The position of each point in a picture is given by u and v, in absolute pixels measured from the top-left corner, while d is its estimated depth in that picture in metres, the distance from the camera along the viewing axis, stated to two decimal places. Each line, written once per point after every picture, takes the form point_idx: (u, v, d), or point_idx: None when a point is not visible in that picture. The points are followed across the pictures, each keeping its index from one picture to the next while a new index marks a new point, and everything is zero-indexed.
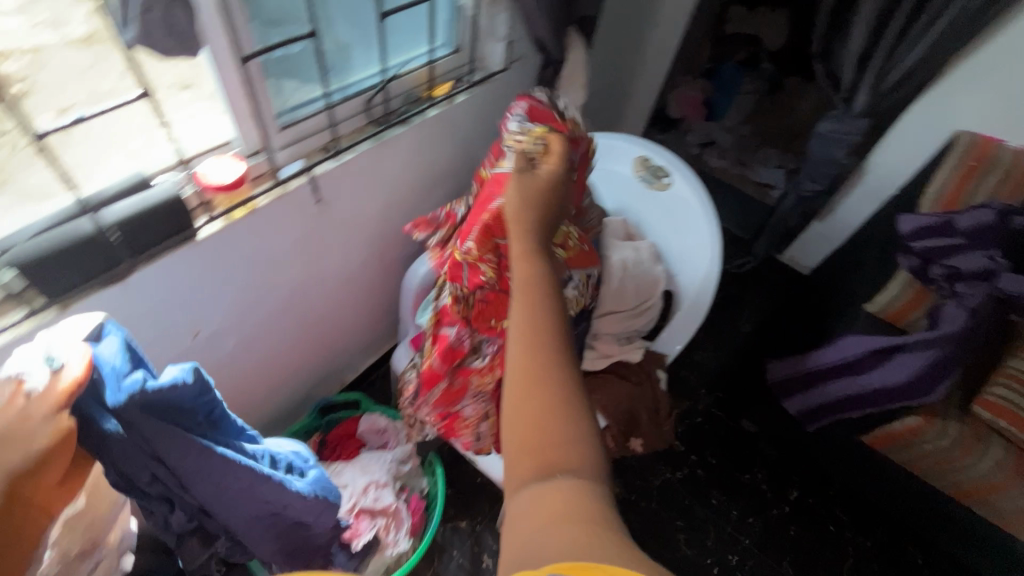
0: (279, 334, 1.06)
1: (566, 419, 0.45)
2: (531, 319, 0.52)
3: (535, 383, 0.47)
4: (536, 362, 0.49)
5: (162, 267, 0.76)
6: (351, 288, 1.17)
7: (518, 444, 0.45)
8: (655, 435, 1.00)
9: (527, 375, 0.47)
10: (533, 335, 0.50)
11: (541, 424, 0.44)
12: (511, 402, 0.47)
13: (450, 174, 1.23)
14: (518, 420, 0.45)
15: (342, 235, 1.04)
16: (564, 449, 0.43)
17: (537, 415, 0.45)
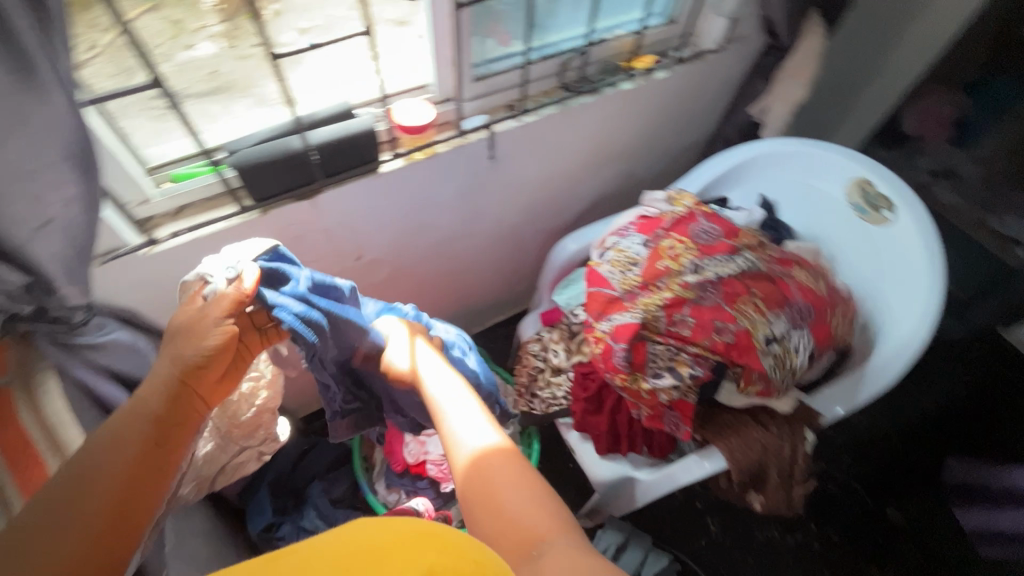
0: (425, 274, 1.12)
1: (530, 501, 0.59)
2: (481, 457, 0.63)
3: (503, 502, 0.59)
4: (499, 485, 0.61)
5: (344, 192, 0.82)
6: (499, 247, 1.18)
7: (497, 543, 0.57)
8: (779, 500, 0.86)
9: (498, 493, 0.60)
10: (485, 465, 0.63)
11: (517, 526, 0.57)
12: (489, 530, 0.58)
13: (624, 153, 1.16)
14: (499, 537, 0.57)
15: (504, 196, 1.04)
16: (536, 526, 0.56)
17: (504, 511, 0.58)
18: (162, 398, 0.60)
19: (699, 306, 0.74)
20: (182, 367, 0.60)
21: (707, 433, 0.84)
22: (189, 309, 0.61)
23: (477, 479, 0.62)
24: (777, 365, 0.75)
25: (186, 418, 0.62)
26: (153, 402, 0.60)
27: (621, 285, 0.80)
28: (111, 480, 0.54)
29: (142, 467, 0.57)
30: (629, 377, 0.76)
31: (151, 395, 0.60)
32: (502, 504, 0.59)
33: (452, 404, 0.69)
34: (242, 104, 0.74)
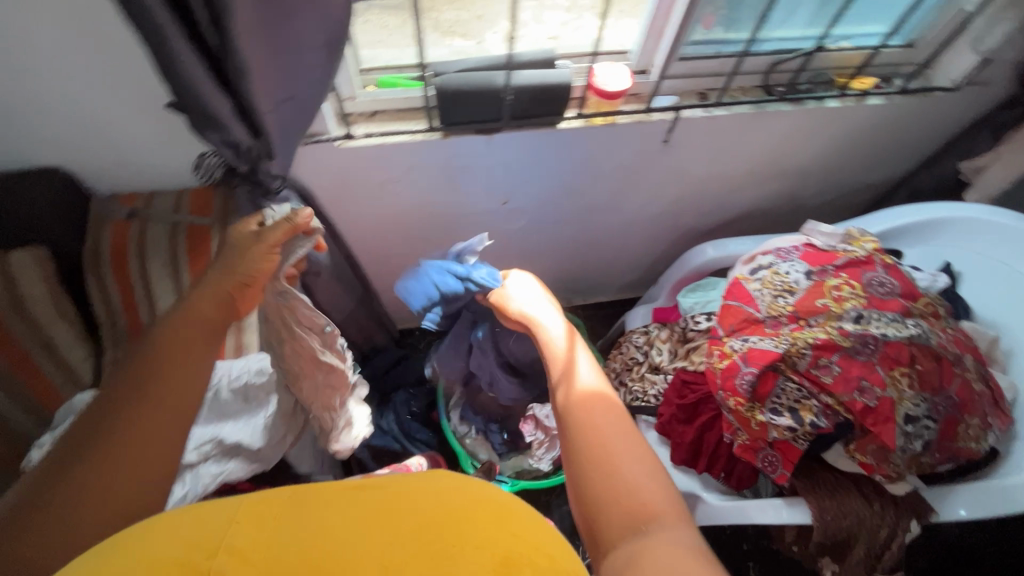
0: (555, 237, 1.13)
1: (645, 471, 0.50)
2: (603, 415, 0.56)
3: (619, 454, 0.51)
4: (610, 443, 0.52)
5: (519, 137, 0.84)
6: (632, 231, 1.16)
7: (600, 485, 0.50)
8: None
9: (608, 450, 0.52)
10: (608, 421, 0.55)
11: (625, 490, 0.48)
12: (597, 487, 0.50)
13: (796, 173, 1.08)
14: (601, 501, 0.49)
15: (658, 182, 1.02)
16: (651, 500, 0.47)
17: (614, 462, 0.51)
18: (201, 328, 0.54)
19: (847, 356, 0.70)
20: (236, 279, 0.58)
21: (803, 484, 0.80)
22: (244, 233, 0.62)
23: (596, 428, 0.55)
24: (905, 448, 0.71)
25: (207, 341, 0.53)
26: (205, 309, 0.55)
27: (767, 308, 0.77)
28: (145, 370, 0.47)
29: (178, 364, 0.49)
30: (747, 403, 0.74)
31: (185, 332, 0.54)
32: (615, 463, 0.51)
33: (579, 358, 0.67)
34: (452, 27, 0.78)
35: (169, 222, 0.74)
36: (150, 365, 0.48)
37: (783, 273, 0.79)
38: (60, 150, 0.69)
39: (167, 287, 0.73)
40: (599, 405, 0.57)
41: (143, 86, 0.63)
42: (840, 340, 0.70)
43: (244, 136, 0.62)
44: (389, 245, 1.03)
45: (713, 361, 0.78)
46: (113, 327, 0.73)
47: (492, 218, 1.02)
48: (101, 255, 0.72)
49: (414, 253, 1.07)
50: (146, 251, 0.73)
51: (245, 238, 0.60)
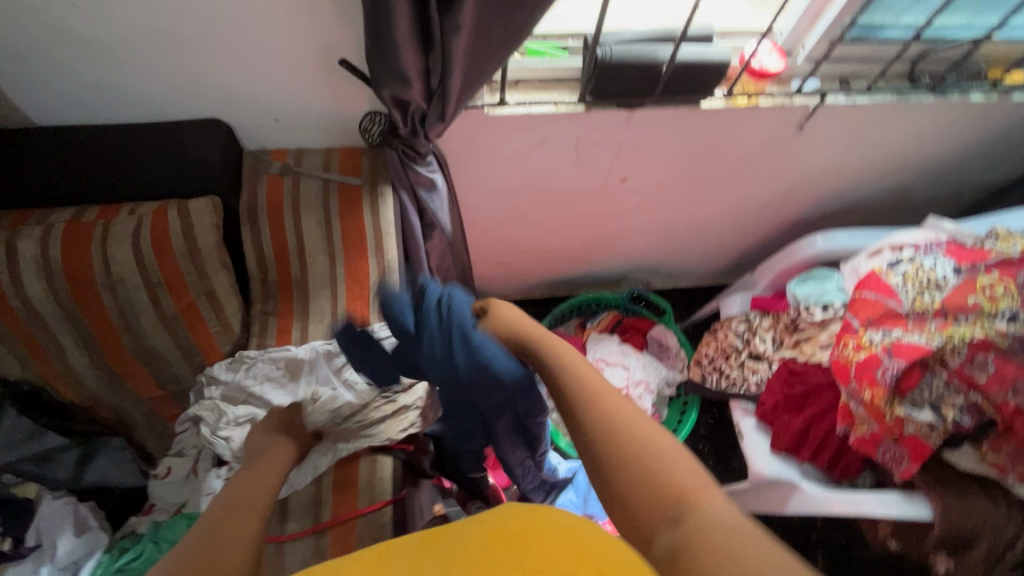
0: (659, 221, 1.11)
1: (664, 439, 0.38)
2: (587, 383, 0.44)
3: (627, 418, 0.40)
4: (606, 405, 0.41)
5: (661, 114, 0.82)
6: (736, 220, 1.14)
7: (605, 460, 0.38)
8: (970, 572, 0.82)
9: (605, 414, 0.40)
10: (602, 387, 0.43)
11: (635, 468, 0.36)
12: (603, 469, 0.38)
13: (916, 169, 1.05)
14: (614, 479, 0.37)
15: (778, 169, 1.00)
16: (682, 474, 0.35)
17: (619, 436, 0.38)
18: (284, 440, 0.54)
19: (1004, 356, 0.69)
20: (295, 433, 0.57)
21: (924, 480, 0.80)
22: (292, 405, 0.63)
23: (580, 399, 0.43)
24: None
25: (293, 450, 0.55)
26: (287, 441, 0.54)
27: (911, 303, 0.78)
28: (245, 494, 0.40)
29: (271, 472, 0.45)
30: (886, 396, 0.74)
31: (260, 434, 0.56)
32: (612, 419, 0.40)
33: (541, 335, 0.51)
34: None
35: (320, 179, 0.75)
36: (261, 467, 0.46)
37: (928, 270, 0.79)
38: (223, 100, 0.69)
39: (319, 243, 0.74)
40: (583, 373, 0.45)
41: (325, 40, 0.63)
42: (998, 340, 0.69)
43: (422, 96, 0.62)
44: (498, 219, 1.03)
45: (848, 352, 0.79)
46: (263, 280, 0.75)
47: (603, 197, 1.01)
48: (258, 207, 0.73)
49: (519, 229, 1.07)
50: (301, 207, 0.74)
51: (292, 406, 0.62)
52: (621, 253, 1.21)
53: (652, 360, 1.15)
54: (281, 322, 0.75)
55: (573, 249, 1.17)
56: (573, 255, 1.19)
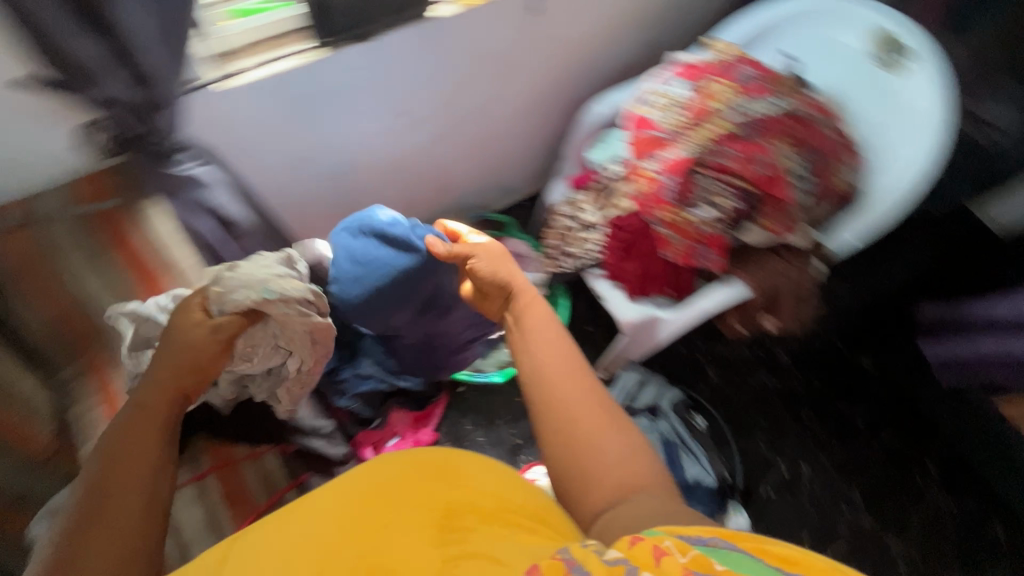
0: (459, 144, 1.16)
1: (617, 437, 0.64)
2: (570, 388, 0.67)
3: (596, 419, 0.65)
4: (579, 412, 0.65)
5: (397, 37, 0.85)
6: (529, 118, 1.22)
7: (578, 449, 0.63)
8: (790, 319, 1.00)
9: (584, 414, 0.65)
10: (577, 392, 0.67)
11: (604, 462, 0.62)
12: (578, 456, 0.63)
13: (650, 21, 1.19)
14: (584, 466, 0.62)
15: (537, 59, 1.08)
16: (631, 467, 0.61)
17: (594, 437, 0.63)
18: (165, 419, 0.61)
19: (740, 141, 0.86)
20: (163, 379, 0.64)
21: (735, 265, 0.96)
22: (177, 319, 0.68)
23: (564, 398, 0.66)
24: (799, 200, 0.88)
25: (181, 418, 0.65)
26: (157, 402, 0.62)
27: (668, 127, 0.91)
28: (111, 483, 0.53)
29: (137, 450, 0.56)
30: (675, 207, 0.88)
31: (154, 387, 0.62)
32: (581, 425, 0.64)
33: (539, 338, 0.74)
34: None
35: (74, 215, 0.70)
36: (119, 446, 0.56)
37: (672, 95, 0.93)
38: None
39: (99, 279, 0.71)
40: (565, 378, 0.68)
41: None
42: (731, 131, 0.86)
43: (129, 87, 0.60)
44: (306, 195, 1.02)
45: (639, 186, 0.92)
46: (56, 340, 0.70)
47: (396, 137, 1.04)
48: (11, 267, 0.67)
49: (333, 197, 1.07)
50: (60, 250, 0.69)
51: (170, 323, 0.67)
52: (444, 187, 1.25)
53: None
54: (100, 375, 0.72)
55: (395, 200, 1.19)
56: (401, 205, 1.21)
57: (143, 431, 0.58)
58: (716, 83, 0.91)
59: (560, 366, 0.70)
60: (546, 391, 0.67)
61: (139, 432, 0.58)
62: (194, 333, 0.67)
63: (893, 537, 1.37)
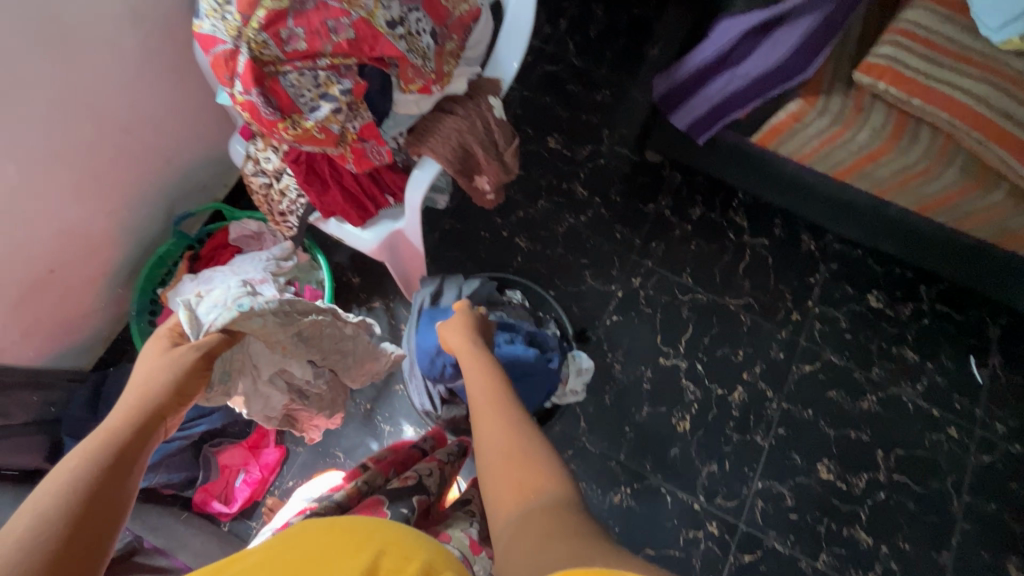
0: (83, 156, 0.97)
1: (524, 447, 0.57)
2: (489, 405, 0.65)
3: (503, 427, 0.60)
4: (491, 423, 0.62)
5: None
6: (155, 87, 1.02)
7: (488, 463, 0.58)
8: (498, 171, 0.90)
9: (500, 425, 0.61)
10: (495, 406, 0.64)
11: (511, 472, 0.55)
12: (487, 465, 0.57)
13: None
14: (488, 477, 0.57)
15: (87, 16, 0.86)
16: (535, 471, 0.54)
17: (501, 445, 0.58)
18: (106, 454, 0.57)
19: (297, 15, 0.69)
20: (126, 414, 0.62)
21: (416, 147, 0.86)
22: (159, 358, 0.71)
23: (483, 416, 0.64)
24: (413, 47, 0.76)
25: (122, 476, 0.56)
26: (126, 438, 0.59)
27: (226, 32, 0.71)
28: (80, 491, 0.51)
29: (121, 475, 0.56)
30: (287, 123, 0.73)
31: (120, 414, 0.62)
32: (491, 433, 0.60)
33: (474, 368, 0.75)
34: None
35: None
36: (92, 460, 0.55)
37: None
38: None
39: None
40: (488, 395, 0.67)
41: None
42: (278, 7, 0.68)
43: None
44: None
45: (244, 118, 0.75)
46: None
47: None
48: None
49: None
50: None
51: (156, 357, 0.71)
52: (115, 208, 1.07)
53: (248, 256, 1.13)
54: None
55: (61, 252, 1.01)
56: (71, 252, 1.03)
57: (118, 467, 0.56)
58: None
59: (492, 401, 0.66)
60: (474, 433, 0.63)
61: (113, 467, 0.56)
62: (169, 361, 0.70)
63: (729, 298, 1.47)
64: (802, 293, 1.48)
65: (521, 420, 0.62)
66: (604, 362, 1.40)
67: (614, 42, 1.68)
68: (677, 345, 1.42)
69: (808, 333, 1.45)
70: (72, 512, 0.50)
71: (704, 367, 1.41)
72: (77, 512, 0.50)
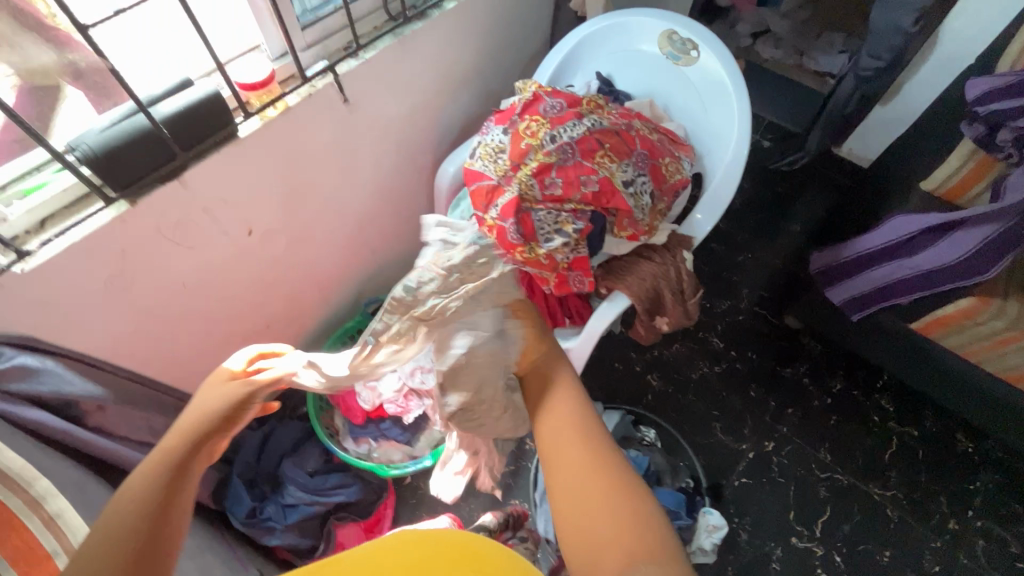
0: (325, 239, 1.16)
1: (624, 506, 0.52)
2: (564, 438, 0.59)
3: (594, 471, 0.55)
4: (579, 464, 0.56)
5: (210, 165, 0.84)
6: (390, 194, 1.24)
7: (576, 517, 0.52)
8: (678, 316, 0.99)
9: (588, 464, 0.55)
10: (574, 441, 0.58)
11: (608, 532, 0.50)
12: (576, 517, 0.52)
13: (473, 75, 1.24)
14: (580, 532, 0.51)
15: (373, 139, 1.10)
16: (642, 539, 0.49)
17: (593, 498, 0.52)
18: (164, 473, 0.57)
19: (558, 169, 0.86)
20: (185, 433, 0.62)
21: (613, 281, 0.96)
22: (216, 379, 0.70)
23: (559, 450, 0.58)
24: (638, 204, 0.89)
25: (172, 502, 0.55)
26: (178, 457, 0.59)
27: (495, 172, 0.89)
28: (131, 520, 0.51)
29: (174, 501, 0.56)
30: (525, 248, 0.86)
31: (178, 431, 0.62)
32: (581, 480, 0.54)
33: (537, 378, 0.68)
34: (76, 117, 0.76)
35: None
36: (144, 485, 0.55)
37: (487, 142, 0.92)
38: None
39: None
40: (566, 420, 0.61)
41: None
42: (546, 162, 0.85)
43: None
44: (171, 336, 0.99)
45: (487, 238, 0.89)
46: None
47: (252, 254, 1.02)
48: None
49: (202, 330, 1.04)
50: None
51: (215, 380, 0.70)
52: (326, 282, 1.26)
53: None
54: None
55: (278, 310, 1.18)
56: (284, 312, 1.19)
57: (171, 494, 0.56)
58: (522, 118, 0.91)
59: (574, 429, 0.59)
60: (549, 457, 0.58)
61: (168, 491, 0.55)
62: (230, 386, 0.68)
63: (873, 486, 1.36)
64: (960, 500, 1.34)
65: (615, 462, 0.56)
66: (730, 526, 1.30)
67: (757, 211, 1.81)
68: (811, 527, 1.31)
69: (968, 549, 1.29)
70: (128, 550, 0.49)
71: (843, 560, 1.28)
72: (132, 556, 0.49)
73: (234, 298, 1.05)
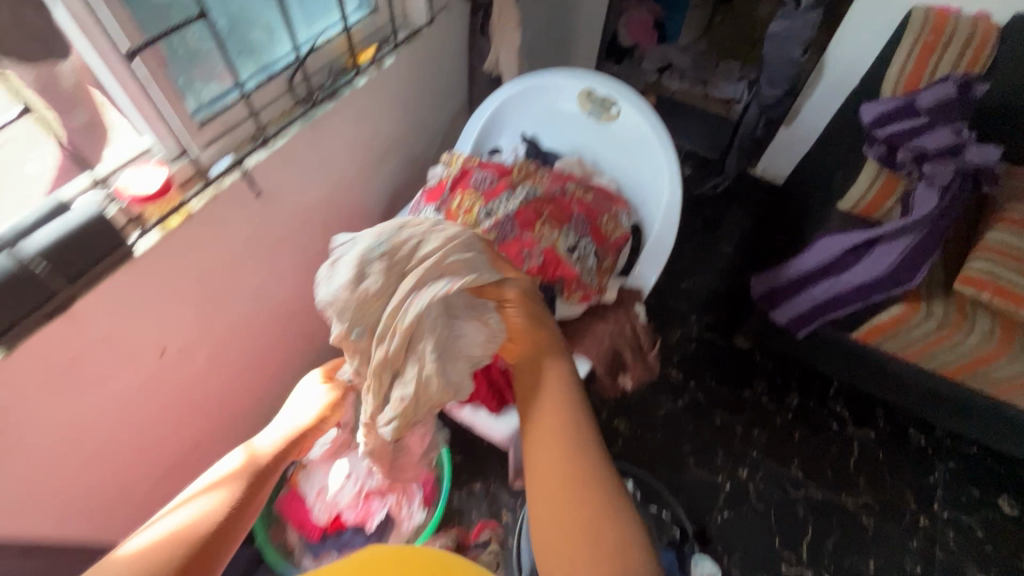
0: (254, 340, 1.05)
1: (609, 529, 0.62)
2: (556, 459, 0.68)
3: (586, 496, 0.64)
4: (572, 490, 0.65)
5: (103, 291, 0.73)
6: None
7: (568, 541, 0.62)
8: (639, 370, 0.96)
9: (580, 488, 0.65)
10: (565, 467, 0.67)
11: (596, 551, 0.60)
12: (566, 535, 0.62)
13: (395, 145, 1.19)
14: (567, 549, 0.62)
15: (295, 227, 1.01)
16: (627, 560, 0.59)
17: (581, 521, 0.63)
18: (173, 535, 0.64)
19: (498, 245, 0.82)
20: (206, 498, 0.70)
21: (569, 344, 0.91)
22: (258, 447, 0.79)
23: (552, 473, 0.67)
24: (584, 267, 0.87)
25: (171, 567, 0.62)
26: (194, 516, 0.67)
27: None
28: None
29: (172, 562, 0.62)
30: None
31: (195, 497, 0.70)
32: (573, 501, 0.64)
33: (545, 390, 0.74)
34: None
35: None
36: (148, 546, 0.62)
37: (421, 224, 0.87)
38: None
39: None
40: (561, 442, 0.69)
41: None
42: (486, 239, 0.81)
43: None
44: (78, 486, 0.84)
45: None
46: None
47: (169, 375, 0.90)
48: None
49: (116, 471, 0.89)
50: None
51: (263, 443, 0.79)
52: (261, 384, 1.14)
53: None
54: None
55: (208, 427, 1.04)
56: (215, 427, 1.06)
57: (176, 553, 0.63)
58: (454, 196, 0.87)
59: (568, 455, 0.67)
60: (541, 476, 0.68)
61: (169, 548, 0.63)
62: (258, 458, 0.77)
63: (846, 497, 1.38)
64: (924, 494, 1.39)
65: (605, 485, 0.66)
66: (721, 565, 1.27)
67: (691, 237, 1.86)
68: (797, 550, 1.30)
69: (941, 542, 1.33)
70: None
71: None
72: None
73: (152, 426, 0.92)
